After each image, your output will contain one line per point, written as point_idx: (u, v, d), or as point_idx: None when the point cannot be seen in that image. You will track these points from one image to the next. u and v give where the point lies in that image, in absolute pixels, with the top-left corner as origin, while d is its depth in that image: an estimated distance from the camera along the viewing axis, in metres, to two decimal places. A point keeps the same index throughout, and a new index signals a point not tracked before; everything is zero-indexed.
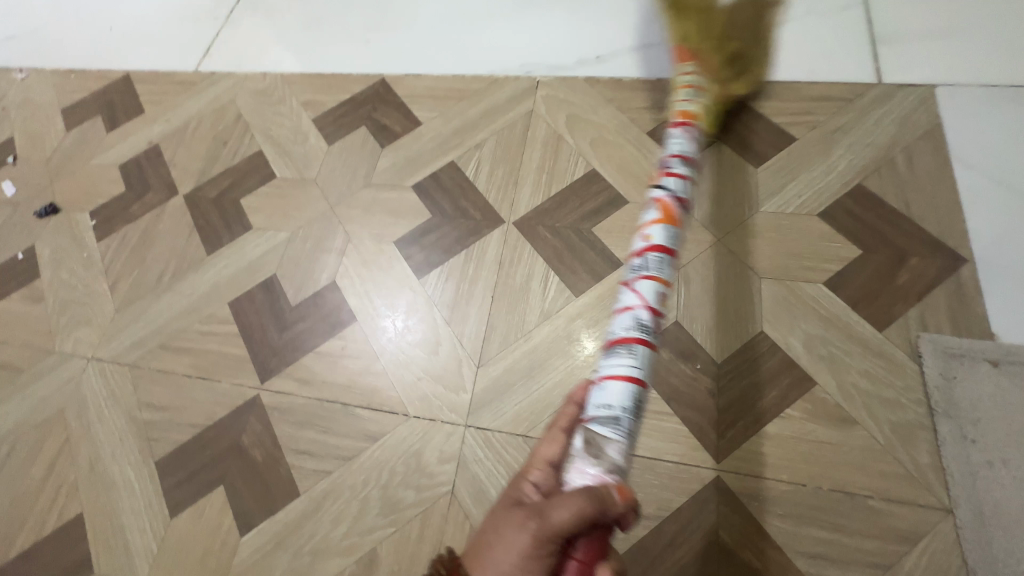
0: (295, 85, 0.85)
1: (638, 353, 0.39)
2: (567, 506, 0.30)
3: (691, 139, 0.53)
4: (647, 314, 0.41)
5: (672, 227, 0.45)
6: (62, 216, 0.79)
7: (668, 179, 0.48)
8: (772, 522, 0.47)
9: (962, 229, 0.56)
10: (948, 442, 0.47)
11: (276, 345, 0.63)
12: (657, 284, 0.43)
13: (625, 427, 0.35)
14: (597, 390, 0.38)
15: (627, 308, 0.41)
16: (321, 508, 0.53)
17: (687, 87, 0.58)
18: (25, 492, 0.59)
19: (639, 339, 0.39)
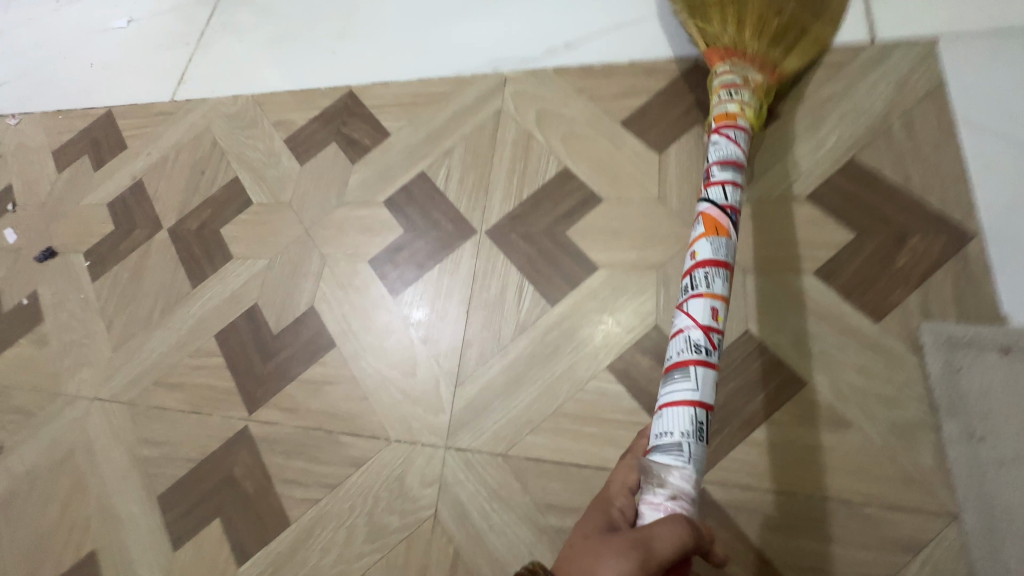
0: (267, 105, 0.84)
1: (700, 376, 0.39)
2: (666, 534, 0.31)
3: (738, 145, 0.51)
4: (701, 335, 0.41)
5: (722, 239, 0.45)
6: (59, 258, 0.81)
7: (711, 191, 0.48)
8: (761, 535, 0.44)
9: (968, 200, 0.51)
10: (953, 441, 0.44)
11: (262, 374, 0.63)
12: (711, 300, 0.42)
13: (691, 459, 0.36)
14: (662, 417, 0.39)
15: (680, 330, 0.42)
16: (311, 536, 0.54)
17: (726, 82, 0.54)
18: (43, 531, 0.62)
19: (695, 359, 0.40)
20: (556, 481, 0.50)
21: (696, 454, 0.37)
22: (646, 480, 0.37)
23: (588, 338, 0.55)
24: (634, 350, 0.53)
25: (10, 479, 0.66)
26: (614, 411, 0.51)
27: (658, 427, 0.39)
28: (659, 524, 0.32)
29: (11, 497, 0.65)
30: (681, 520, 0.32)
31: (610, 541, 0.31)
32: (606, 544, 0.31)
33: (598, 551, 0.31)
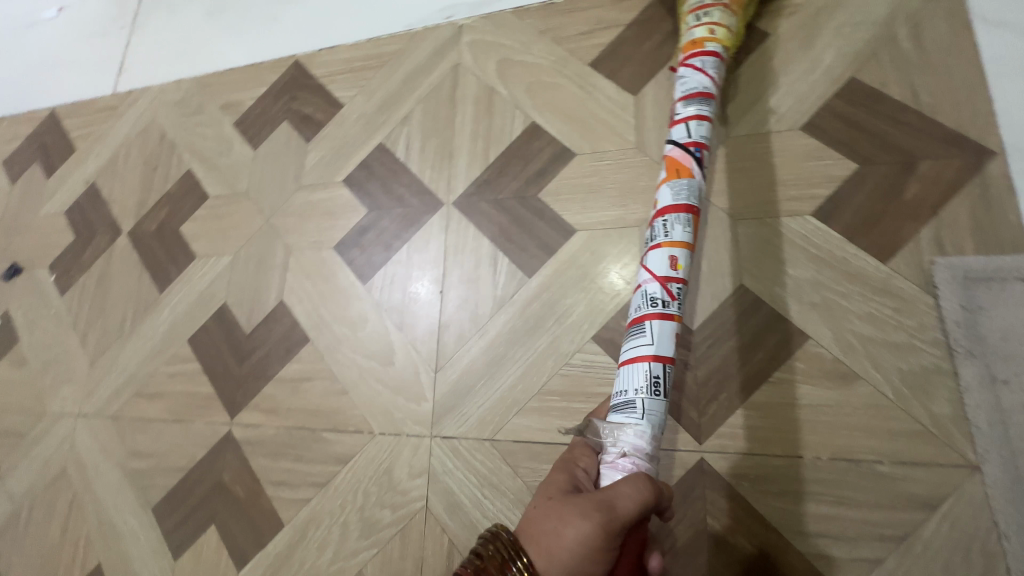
0: (211, 87, 0.78)
1: (656, 331, 0.36)
2: (628, 495, 0.31)
3: (707, 73, 0.45)
4: (658, 287, 0.37)
5: (684, 180, 0.40)
6: (25, 274, 0.78)
7: (675, 130, 0.43)
8: (764, 502, 0.41)
9: (987, 112, 0.45)
10: (974, 388, 0.40)
11: (239, 376, 0.61)
12: (672, 250, 0.38)
13: (647, 414, 0.34)
14: (621, 375, 0.37)
15: (639, 285, 0.38)
16: (306, 536, 0.53)
17: (693, 5, 0.47)
18: (48, 549, 0.62)
19: (654, 316, 0.36)
20: (547, 462, 0.48)
21: (654, 409, 0.35)
22: (603, 441, 0.35)
23: (569, 309, 0.51)
24: (620, 317, 0.49)
25: (11, 502, 0.66)
26: (603, 384, 0.48)
27: (618, 385, 0.37)
28: (621, 484, 0.31)
29: (14, 520, 0.65)
30: (642, 480, 0.32)
31: (572, 503, 0.31)
32: (570, 506, 0.31)
33: (561, 514, 0.30)
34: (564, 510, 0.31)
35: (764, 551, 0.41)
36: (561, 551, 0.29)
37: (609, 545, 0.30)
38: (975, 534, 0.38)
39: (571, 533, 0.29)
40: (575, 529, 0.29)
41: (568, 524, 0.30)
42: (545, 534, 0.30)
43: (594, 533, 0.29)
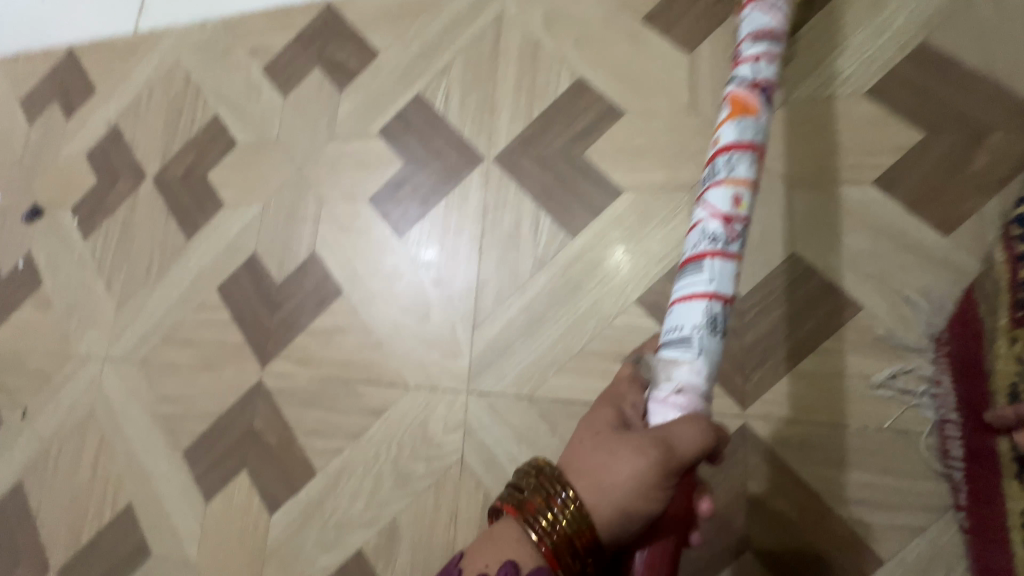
0: (238, 29, 0.75)
1: (716, 267, 0.30)
2: (687, 429, 0.27)
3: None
4: (719, 225, 0.30)
5: (750, 118, 0.32)
6: (47, 217, 0.77)
7: (739, 64, 0.34)
8: (806, 469, 0.42)
9: None
10: None
11: (270, 326, 0.61)
12: (735, 189, 0.30)
13: (705, 352, 0.28)
14: (672, 311, 0.31)
15: (694, 225, 0.31)
16: (339, 484, 0.53)
17: None
18: (79, 488, 0.63)
19: (712, 254, 0.30)
20: None
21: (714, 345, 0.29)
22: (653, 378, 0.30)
23: (612, 271, 0.50)
24: (665, 281, 0.49)
25: (39, 441, 0.67)
26: (645, 346, 0.48)
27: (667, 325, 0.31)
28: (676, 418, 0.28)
29: (43, 458, 0.66)
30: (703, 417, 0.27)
31: (624, 439, 0.28)
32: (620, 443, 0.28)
33: (610, 448, 0.28)
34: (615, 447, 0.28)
35: (804, 516, 0.41)
36: (610, 488, 0.27)
37: (669, 484, 0.26)
38: None
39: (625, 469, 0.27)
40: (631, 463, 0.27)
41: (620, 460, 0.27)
42: (591, 470, 0.28)
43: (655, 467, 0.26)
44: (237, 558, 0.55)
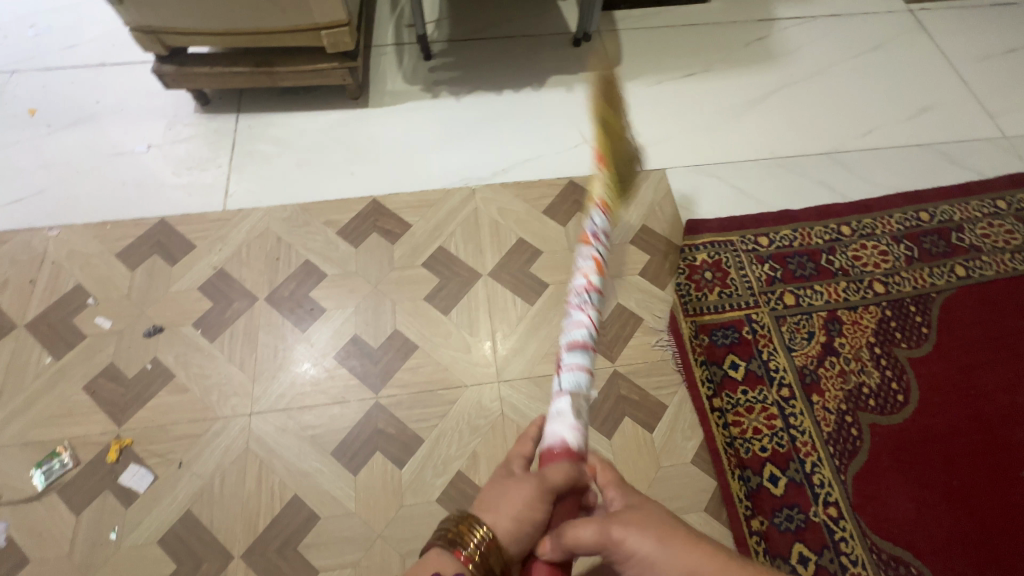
0: (312, 210, 1.27)
1: (566, 382, 0.72)
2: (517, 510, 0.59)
3: (576, 372, 0.73)
4: (569, 376, 0.73)
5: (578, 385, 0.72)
6: (169, 332, 1.11)
7: (565, 378, 0.72)
8: (645, 380, 1.09)
9: (687, 234, 1.26)
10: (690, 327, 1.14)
11: (377, 371, 1.09)
12: (578, 379, 0.72)
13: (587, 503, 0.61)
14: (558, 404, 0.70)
15: (573, 372, 0.73)
16: (439, 441, 1.02)
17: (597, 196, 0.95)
18: (248, 497, 0.97)
19: (581, 372, 0.73)
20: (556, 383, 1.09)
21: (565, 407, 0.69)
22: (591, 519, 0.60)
23: (553, 318, 1.16)
24: None
25: (201, 478, 0.98)
26: None
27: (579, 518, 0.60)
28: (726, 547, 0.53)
29: (208, 488, 0.97)
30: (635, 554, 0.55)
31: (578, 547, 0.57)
32: (673, 536, 0.55)
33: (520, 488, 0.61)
34: (645, 509, 0.59)
35: (642, 396, 1.08)
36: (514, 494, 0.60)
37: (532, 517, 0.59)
38: (695, 377, 1.09)
39: (648, 545, 0.54)
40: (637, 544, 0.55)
41: (666, 544, 0.54)
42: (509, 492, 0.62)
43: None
44: (383, 499, 0.98)
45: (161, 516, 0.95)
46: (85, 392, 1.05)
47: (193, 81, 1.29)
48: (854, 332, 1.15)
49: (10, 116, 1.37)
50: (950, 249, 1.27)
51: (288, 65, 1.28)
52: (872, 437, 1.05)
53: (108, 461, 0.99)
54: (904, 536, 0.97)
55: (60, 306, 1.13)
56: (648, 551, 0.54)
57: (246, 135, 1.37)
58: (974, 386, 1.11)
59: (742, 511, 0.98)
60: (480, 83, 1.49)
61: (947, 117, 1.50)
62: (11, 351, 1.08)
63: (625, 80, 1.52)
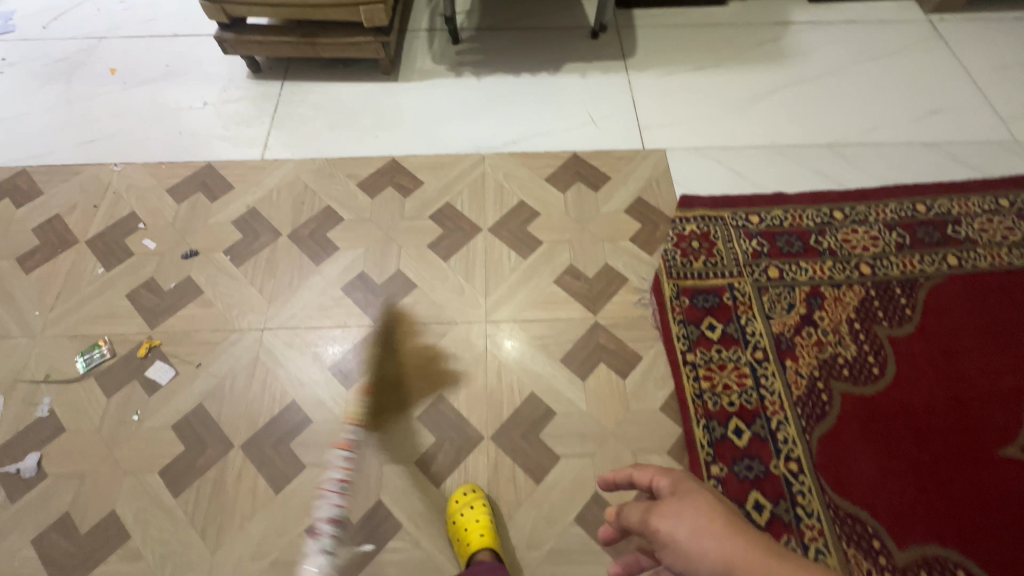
0: (337, 165, 1.41)
1: None
2: None
3: None
4: None
5: None
6: (203, 256, 1.26)
7: None
8: (623, 332, 1.16)
9: (679, 208, 1.33)
10: (671, 288, 1.20)
11: (378, 303, 1.20)
12: None
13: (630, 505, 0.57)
14: None
15: None
16: (426, 368, 1.12)
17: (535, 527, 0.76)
18: (253, 398, 1.09)
19: None
20: (539, 327, 1.17)
21: None
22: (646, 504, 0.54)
23: (543, 271, 1.24)
24: (564, 273, 1.24)
25: (215, 378, 1.11)
26: (559, 296, 1.21)
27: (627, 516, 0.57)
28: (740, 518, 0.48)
29: (220, 387, 1.10)
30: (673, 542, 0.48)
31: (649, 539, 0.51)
32: (716, 524, 0.47)
33: None
34: (696, 496, 0.51)
35: (619, 346, 1.14)
36: None
37: None
38: (672, 332, 1.15)
39: (682, 531, 0.48)
40: (668, 531, 0.48)
41: (702, 531, 0.47)
42: None
43: (691, 567, 0.46)
44: (370, 412, 1.07)
45: (177, 406, 1.08)
46: (128, 299, 1.20)
47: (248, 48, 1.47)
48: (835, 307, 1.18)
49: (95, 74, 1.60)
50: (945, 240, 1.28)
51: (329, 38, 1.45)
52: (842, 404, 1.07)
53: (139, 356, 1.13)
54: (863, 498, 0.98)
55: (115, 229, 1.31)
56: (680, 540, 0.47)
57: (287, 99, 1.54)
58: (956, 369, 1.11)
59: (703, 456, 1.02)
60: (501, 66, 1.62)
61: (956, 119, 1.52)
62: (72, 261, 1.26)
63: (637, 70, 1.61)
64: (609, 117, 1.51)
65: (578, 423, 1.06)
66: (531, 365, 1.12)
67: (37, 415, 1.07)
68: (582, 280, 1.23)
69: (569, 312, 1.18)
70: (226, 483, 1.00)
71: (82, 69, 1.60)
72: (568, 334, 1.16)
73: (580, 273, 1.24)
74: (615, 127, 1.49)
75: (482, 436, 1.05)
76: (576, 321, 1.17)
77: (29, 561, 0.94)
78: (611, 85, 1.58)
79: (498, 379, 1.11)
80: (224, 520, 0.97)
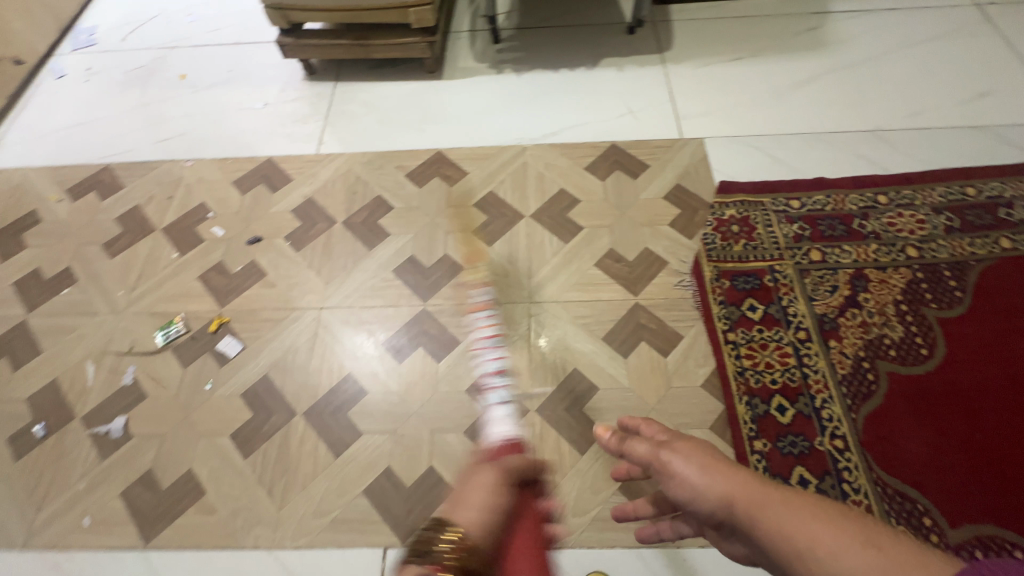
0: (386, 158, 1.50)
1: None
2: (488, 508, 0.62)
3: None
4: None
5: None
6: (265, 242, 1.36)
7: None
8: (664, 312, 1.18)
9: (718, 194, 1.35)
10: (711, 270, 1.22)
11: (427, 284, 1.27)
12: None
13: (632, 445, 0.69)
14: None
15: None
16: (473, 344, 1.17)
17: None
18: (313, 370, 1.17)
19: None
20: (581, 307, 1.21)
21: None
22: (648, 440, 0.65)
23: (584, 254, 1.28)
24: (604, 257, 1.28)
25: (278, 351, 1.19)
26: (599, 278, 1.24)
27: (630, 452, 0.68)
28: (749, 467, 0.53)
29: (283, 360, 1.18)
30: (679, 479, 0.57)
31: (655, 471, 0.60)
32: (718, 464, 0.55)
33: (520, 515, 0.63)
34: (696, 441, 0.60)
35: (659, 325, 1.17)
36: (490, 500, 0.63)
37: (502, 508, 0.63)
38: (712, 313, 1.17)
39: (689, 468, 0.56)
40: (678, 468, 0.56)
41: (706, 468, 0.54)
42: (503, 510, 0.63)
43: (695, 496, 0.54)
44: (420, 384, 1.13)
45: (245, 377, 1.17)
46: (199, 281, 1.31)
47: (305, 51, 1.58)
48: (880, 289, 1.17)
49: (167, 80, 1.74)
50: (996, 222, 1.25)
51: (380, 40, 1.54)
52: (889, 383, 1.06)
53: (210, 331, 1.23)
54: (913, 475, 0.97)
55: (188, 218, 1.42)
56: (688, 475, 0.55)
57: (340, 98, 1.64)
58: (1010, 351, 1.08)
59: (746, 431, 1.03)
60: (540, 62, 1.68)
61: (1007, 102, 1.48)
62: (150, 247, 1.38)
63: (673, 63, 1.65)
64: (646, 109, 1.55)
65: (620, 398, 1.09)
66: (574, 342, 1.16)
67: (122, 383, 1.18)
68: (622, 263, 1.26)
69: (610, 293, 1.22)
70: (290, 447, 1.08)
71: (156, 75, 1.75)
72: (609, 314, 1.19)
73: (620, 256, 1.27)
74: (652, 117, 1.53)
75: (527, 408, 1.09)
76: (616, 302, 1.21)
77: (118, 511, 1.04)
78: (648, 78, 1.62)
79: (542, 355, 1.15)
80: (289, 480, 1.04)
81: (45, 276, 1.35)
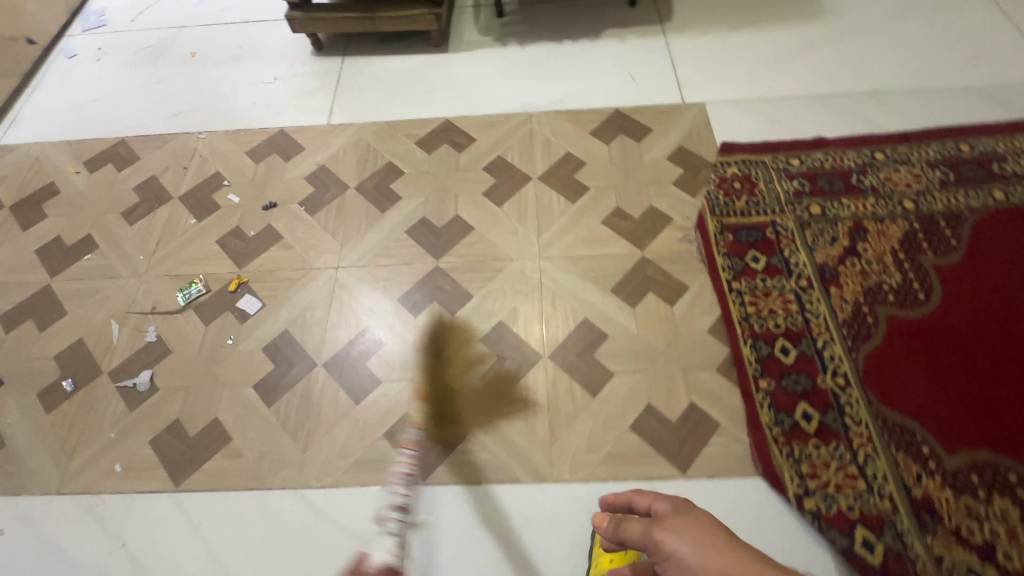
0: (396, 127, 1.53)
1: None
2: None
3: None
4: None
5: None
6: (280, 208, 1.40)
7: None
8: (669, 264, 1.23)
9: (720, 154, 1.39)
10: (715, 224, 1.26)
11: (440, 243, 1.30)
12: None
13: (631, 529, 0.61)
14: None
15: None
16: (485, 298, 1.21)
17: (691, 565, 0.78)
18: (332, 325, 1.20)
19: None
20: (589, 262, 1.25)
21: None
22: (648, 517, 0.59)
23: (591, 213, 1.32)
24: (611, 215, 1.32)
25: (297, 308, 1.23)
26: (607, 234, 1.28)
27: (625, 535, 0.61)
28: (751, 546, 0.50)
29: (302, 316, 1.22)
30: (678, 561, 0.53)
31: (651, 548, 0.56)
32: (719, 539, 0.51)
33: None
34: (697, 514, 0.55)
35: (666, 276, 1.21)
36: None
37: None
38: (717, 263, 1.21)
39: (685, 544, 0.52)
40: (675, 548, 0.52)
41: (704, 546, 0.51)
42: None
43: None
44: (436, 336, 1.17)
45: (265, 332, 1.21)
46: (217, 245, 1.34)
47: (314, 26, 1.62)
48: (878, 239, 1.22)
49: (178, 58, 1.77)
50: (989, 175, 1.30)
51: (387, 13, 1.58)
52: (888, 325, 1.11)
53: (230, 291, 1.27)
54: (912, 409, 1.01)
55: (204, 186, 1.46)
56: (684, 554, 0.52)
57: (348, 72, 1.68)
58: (1004, 294, 1.13)
59: (751, 372, 1.08)
60: (543, 35, 1.72)
61: (1000, 64, 1.52)
62: (167, 214, 1.41)
63: (674, 33, 1.68)
64: (649, 76, 1.58)
65: (629, 344, 1.13)
66: (583, 294, 1.20)
67: (146, 340, 1.22)
68: (628, 220, 1.30)
69: (617, 248, 1.26)
70: (312, 395, 1.12)
71: (167, 53, 1.79)
72: (617, 267, 1.23)
73: (627, 214, 1.31)
74: (655, 84, 1.56)
75: (540, 355, 1.13)
76: (624, 256, 1.25)
77: (148, 458, 1.07)
78: (650, 48, 1.65)
79: (553, 306, 1.19)
80: (312, 426, 1.08)
81: (67, 243, 1.38)
